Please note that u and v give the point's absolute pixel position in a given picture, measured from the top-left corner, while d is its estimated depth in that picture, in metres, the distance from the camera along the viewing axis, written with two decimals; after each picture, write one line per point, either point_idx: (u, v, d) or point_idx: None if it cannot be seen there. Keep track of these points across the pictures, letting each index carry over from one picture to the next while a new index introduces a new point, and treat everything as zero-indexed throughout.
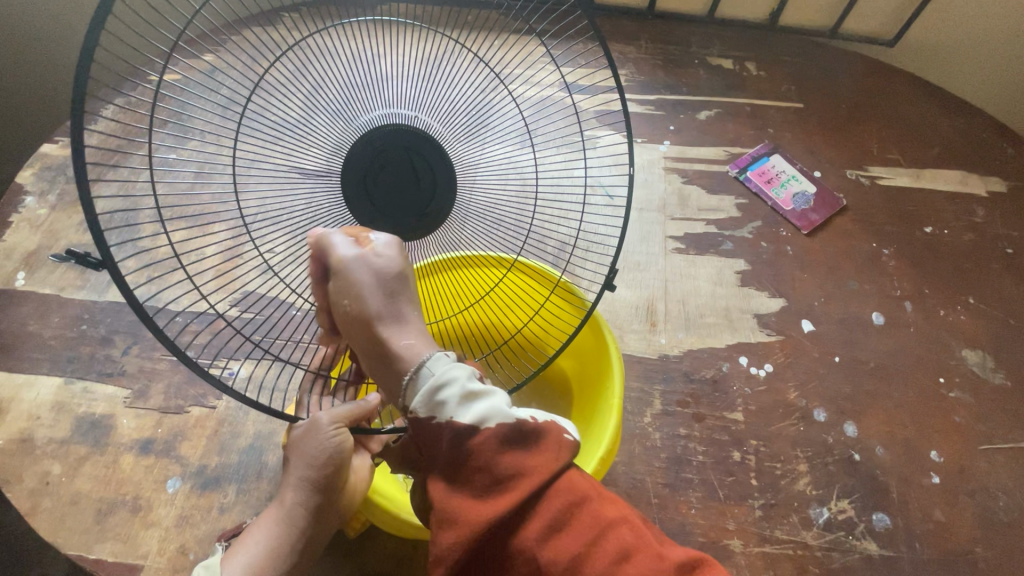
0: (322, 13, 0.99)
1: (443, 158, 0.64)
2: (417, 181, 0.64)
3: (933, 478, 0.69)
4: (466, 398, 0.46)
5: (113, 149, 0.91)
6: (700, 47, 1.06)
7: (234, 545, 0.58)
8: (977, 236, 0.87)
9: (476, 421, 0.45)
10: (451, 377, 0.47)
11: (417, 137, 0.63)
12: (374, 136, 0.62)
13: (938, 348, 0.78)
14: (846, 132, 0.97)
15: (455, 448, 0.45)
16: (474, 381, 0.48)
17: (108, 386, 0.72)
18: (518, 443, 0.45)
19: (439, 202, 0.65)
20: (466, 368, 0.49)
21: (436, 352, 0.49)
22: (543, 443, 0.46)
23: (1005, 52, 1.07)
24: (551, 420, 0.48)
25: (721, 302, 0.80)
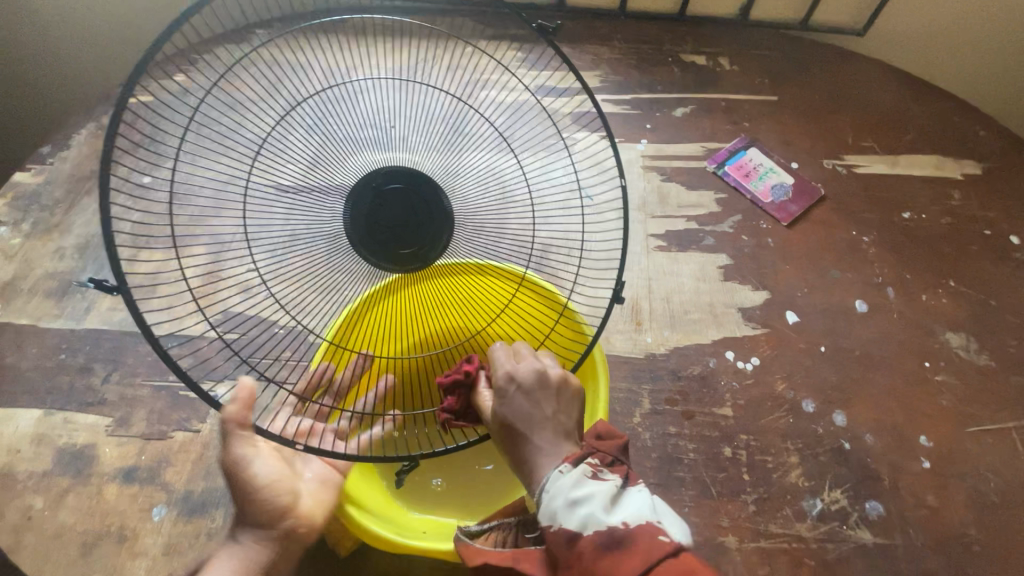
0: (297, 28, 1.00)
1: (438, 194, 0.64)
2: (411, 220, 0.63)
3: (924, 462, 0.69)
4: (574, 505, 0.46)
5: (86, 174, 0.90)
6: (673, 45, 1.07)
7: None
8: (954, 220, 0.88)
9: (578, 526, 0.44)
10: (558, 490, 0.47)
11: (414, 176, 0.63)
12: (372, 176, 0.62)
13: (922, 332, 0.78)
14: (820, 123, 0.97)
15: (566, 552, 0.45)
16: (583, 487, 0.46)
17: (89, 415, 0.70)
18: (615, 548, 0.43)
19: (434, 240, 0.64)
20: (574, 473, 0.48)
21: (551, 470, 0.49)
22: (635, 542, 0.42)
23: (984, 36, 1.09)
24: (649, 521, 0.44)
25: (705, 298, 0.80)
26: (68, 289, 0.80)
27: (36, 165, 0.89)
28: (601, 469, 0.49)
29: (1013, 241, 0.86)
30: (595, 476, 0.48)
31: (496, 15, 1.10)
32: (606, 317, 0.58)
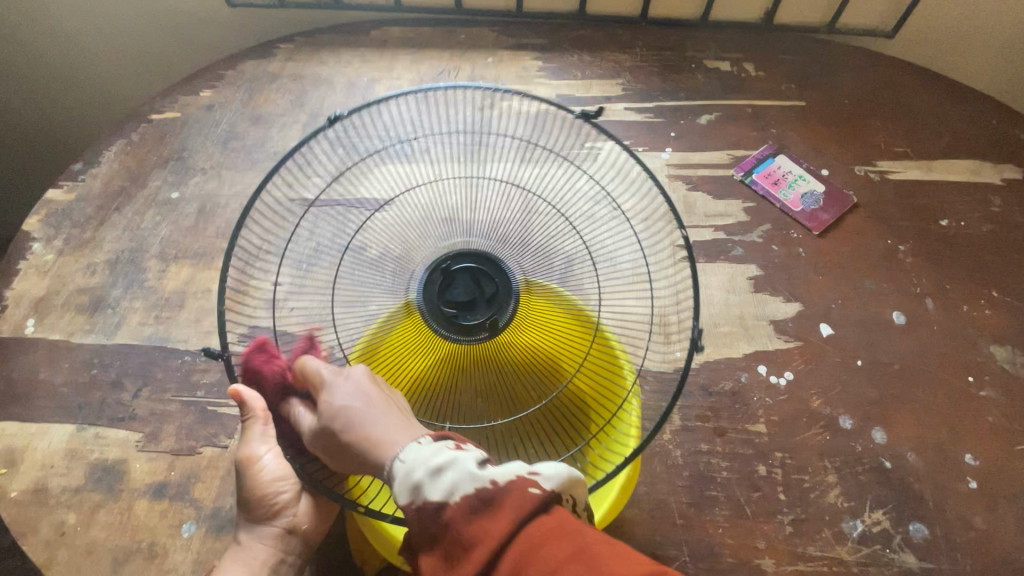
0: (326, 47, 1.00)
1: (504, 272, 0.68)
2: (479, 296, 0.67)
3: (970, 482, 0.66)
4: (435, 473, 0.46)
5: (117, 190, 0.91)
6: (696, 51, 1.05)
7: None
8: (995, 227, 0.84)
9: (444, 494, 0.45)
10: (419, 462, 0.48)
11: (481, 257, 0.68)
12: (443, 259, 0.68)
13: (964, 345, 0.75)
14: (851, 128, 0.95)
15: (436, 526, 0.44)
16: (444, 456, 0.47)
17: (120, 430, 0.71)
18: (482, 509, 0.44)
19: (502, 312, 0.66)
20: (428, 446, 0.49)
21: (409, 442, 0.51)
22: (504, 502, 0.43)
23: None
24: (519, 475, 0.45)
25: (735, 310, 0.78)
26: (99, 304, 0.81)
27: (69, 182, 0.92)
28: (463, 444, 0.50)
29: None
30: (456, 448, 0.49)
31: (516, 26, 1.10)
32: (688, 359, 0.57)
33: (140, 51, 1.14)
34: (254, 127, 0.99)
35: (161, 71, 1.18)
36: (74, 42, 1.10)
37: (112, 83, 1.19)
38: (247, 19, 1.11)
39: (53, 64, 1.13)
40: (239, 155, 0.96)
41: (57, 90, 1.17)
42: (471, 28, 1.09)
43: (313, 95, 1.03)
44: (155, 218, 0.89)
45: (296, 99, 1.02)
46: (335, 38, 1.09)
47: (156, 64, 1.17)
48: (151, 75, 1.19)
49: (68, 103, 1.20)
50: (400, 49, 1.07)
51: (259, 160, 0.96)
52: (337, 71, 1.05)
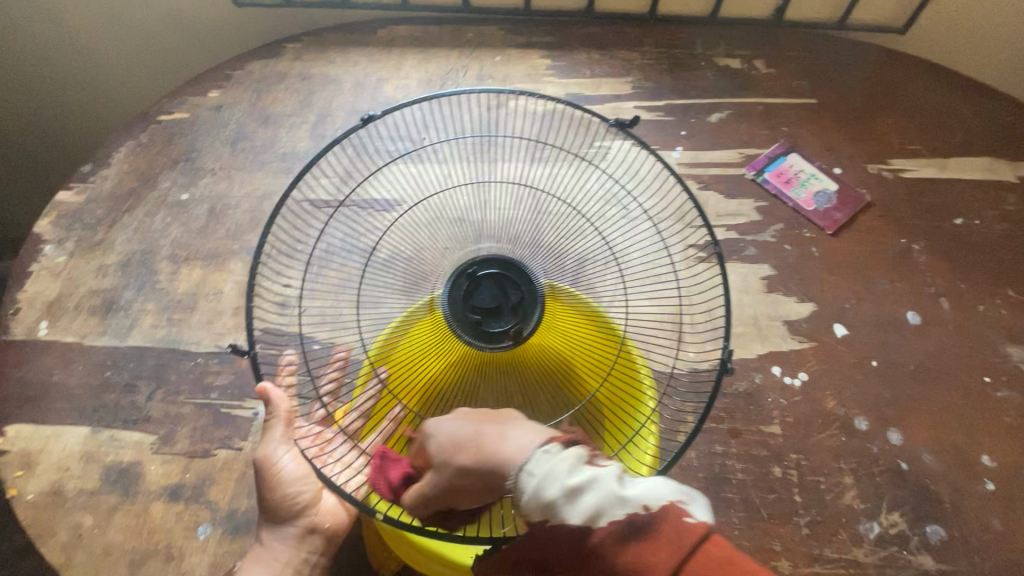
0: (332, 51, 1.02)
1: (529, 279, 0.67)
2: (505, 303, 0.66)
3: (988, 484, 0.65)
4: (576, 492, 0.46)
5: (127, 192, 0.91)
6: (705, 49, 1.05)
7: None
8: (1011, 226, 0.84)
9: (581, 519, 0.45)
10: (554, 475, 0.46)
11: (505, 262, 0.67)
12: (469, 264, 0.67)
13: (980, 345, 0.74)
14: (863, 126, 0.94)
15: (576, 543, 0.46)
16: (584, 473, 0.46)
17: (135, 432, 0.71)
18: (637, 537, 0.45)
19: (527, 320, 0.66)
20: (569, 457, 0.47)
21: (534, 450, 0.48)
22: (661, 530, 0.45)
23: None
24: (636, 512, 0.46)
25: (749, 310, 0.78)
26: (111, 307, 0.81)
27: (79, 184, 0.92)
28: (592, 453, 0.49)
29: None
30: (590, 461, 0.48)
31: (524, 24, 1.10)
32: (718, 382, 0.56)
33: (149, 53, 1.14)
34: (263, 127, 0.99)
35: (168, 73, 1.18)
36: (82, 42, 1.10)
37: (121, 84, 1.19)
38: (254, 19, 1.11)
39: (61, 66, 1.13)
40: (248, 156, 0.96)
41: (64, 91, 1.17)
42: (479, 26, 1.09)
43: (321, 95, 1.02)
44: (165, 219, 0.89)
45: (305, 99, 1.02)
46: (343, 37, 1.09)
47: (162, 63, 1.17)
48: (160, 76, 1.19)
49: (76, 105, 1.20)
50: (408, 48, 1.07)
51: (268, 161, 0.95)
52: (345, 71, 1.05)
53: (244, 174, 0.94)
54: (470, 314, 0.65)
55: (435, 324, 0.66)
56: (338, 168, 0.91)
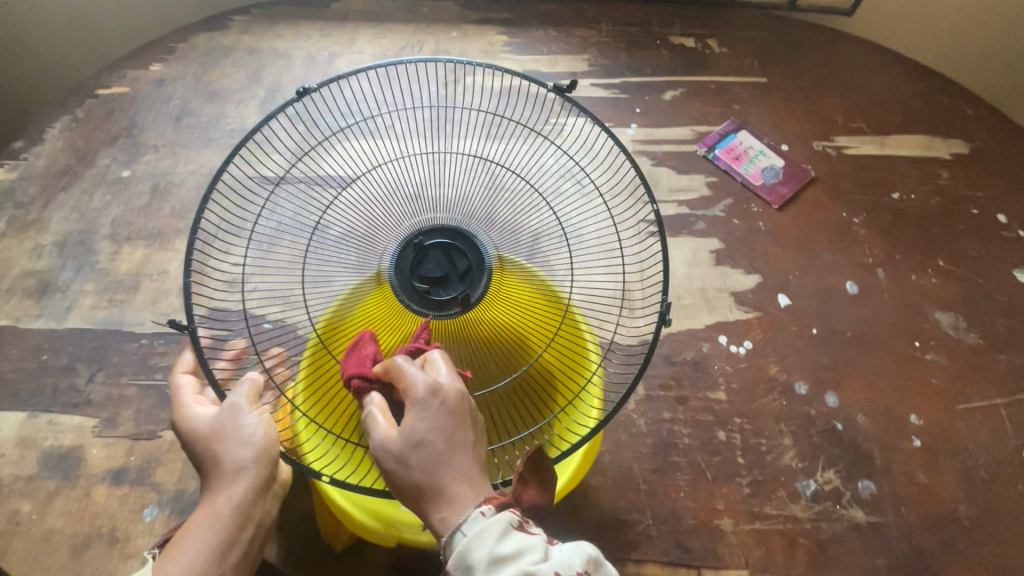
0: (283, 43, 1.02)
1: (476, 247, 0.66)
2: (452, 271, 0.66)
3: (915, 441, 0.69)
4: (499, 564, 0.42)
5: (62, 169, 0.87)
6: (661, 28, 1.05)
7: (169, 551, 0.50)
8: (943, 200, 0.88)
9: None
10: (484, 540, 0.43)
11: (453, 232, 0.67)
12: (415, 234, 0.67)
13: (912, 312, 0.78)
14: (810, 104, 0.97)
15: None
16: (511, 541, 0.43)
17: (75, 416, 0.69)
18: None
19: (475, 287, 0.65)
20: (500, 522, 0.44)
21: (472, 509, 0.44)
22: None
23: (997, 6, 1.05)
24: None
25: (698, 283, 0.80)
26: (48, 288, 0.78)
27: (10, 161, 0.87)
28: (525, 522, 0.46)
29: (1002, 220, 0.86)
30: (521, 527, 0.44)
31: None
32: (654, 341, 0.52)
33: (86, 27, 1.09)
34: (209, 102, 0.95)
35: (108, 47, 1.13)
36: (10, 13, 1.04)
37: (55, 59, 1.12)
38: None
39: None
40: (194, 132, 0.92)
41: None
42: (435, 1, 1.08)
43: (270, 69, 0.99)
44: (106, 197, 0.86)
45: (253, 73, 0.99)
46: (294, 11, 1.06)
47: (102, 37, 1.11)
48: (99, 51, 1.13)
49: (7, 80, 1.14)
50: (361, 22, 1.05)
51: (214, 137, 0.92)
52: (296, 45, 1.02)
53: (190, 150, 0.91)
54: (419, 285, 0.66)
55: (383, 293, 0.67)
56: (291, 146, 0.91)
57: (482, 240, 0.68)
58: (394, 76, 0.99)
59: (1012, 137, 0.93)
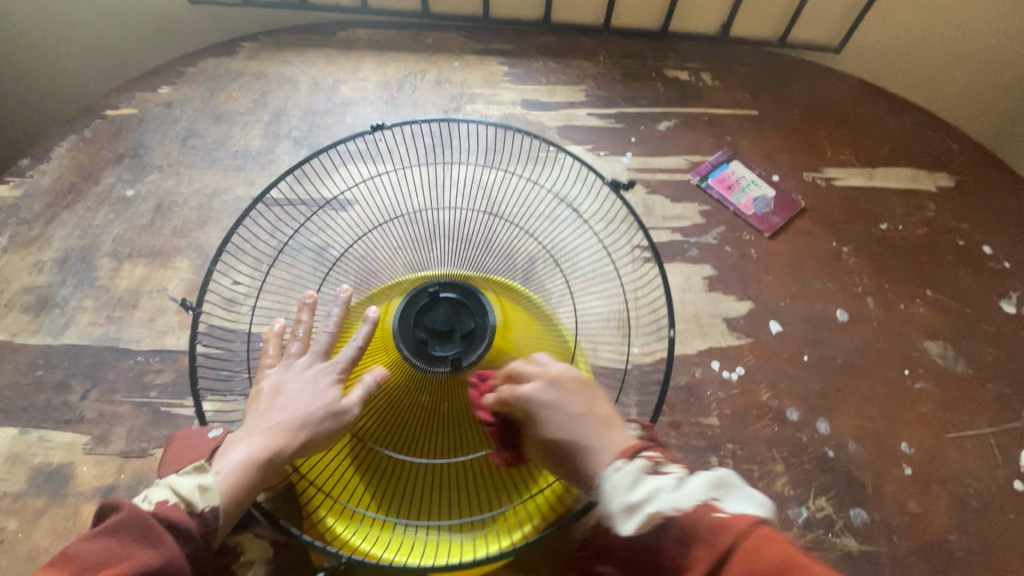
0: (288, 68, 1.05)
1: (485, 312, 0.65)
2: (457, 328, 0.64)
3: (906, 469, 0.69)
4: (632, 512, 0.47)
5: (67, 187, 0.89)
6: (656, 61, 1.09)
7: (218, 454, 0.56)
8: (930, 230, 0.90)
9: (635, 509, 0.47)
10: (616, 489, 0.49)
11: (469, 291, 0.66)
12: (431, 282, 0.66)
13: (901, 341, 0.79)
14: (800, 136, 1.00)
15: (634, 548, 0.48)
16: (643, 488, 0.48)
17: (66, 433, 0.69)
18: (676, 538, 0.46)
19: (471, 354, 0.64)
20: (632, 470, 0.49)
21: (608, 466, 0.51)
22: (696, 532, 0.45)
23: (979, 49, 1.09)
24: (704, 500, 0.46)
25: (691, 308, 0.81)
26: (46, 304, 0.78)
27: (15, 179, 0.89)
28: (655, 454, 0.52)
29: (986, 251, 0.88)
30: (655, 470, 0.49)
31: (482, 31, 1.12)
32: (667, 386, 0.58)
33: (96, 52, 1.12)
34: (215, 124, 0.98)
35: (116, 69, 1.16)
36: (25, 37, 1.07)
37: (62, 79, 1.15)
38: (211, 18, 1.11)
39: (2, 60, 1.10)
40: (199, 153, 0.94)
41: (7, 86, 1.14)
42: (438, 32, 1.11)
43: (276, 93, 1.02)
44: (109, 215, 0.87)
45: (259, 97, 1.01)
46: (301, 39, 1.09)
47: (112, 60, 1.14)
48: (109, 74, 1.16)
49: (19, 101, 1.17)
50: (367, 50, 1.08)
51: (219, 159, 0.94)
52: (302, 71, 1.05)
53: (195, 171, 0.92)
54: (419, 334, 0.64)
55: (382, 336, 0.66)
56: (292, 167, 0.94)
57: (489, 302, 0.67)
58: (397, 105, 1.02)
59: (994, 172, 0.96)
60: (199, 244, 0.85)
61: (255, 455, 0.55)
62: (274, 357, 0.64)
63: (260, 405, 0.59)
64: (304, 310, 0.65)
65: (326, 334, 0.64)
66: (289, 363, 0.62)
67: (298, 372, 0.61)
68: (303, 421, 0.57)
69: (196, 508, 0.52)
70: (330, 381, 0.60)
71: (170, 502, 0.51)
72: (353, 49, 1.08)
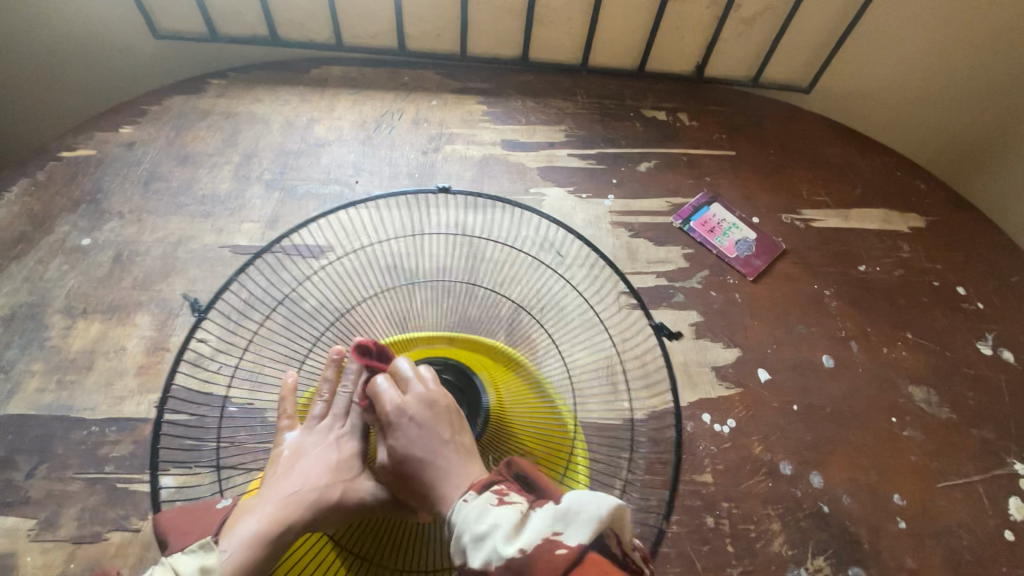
0: (259, 107, 1.01)
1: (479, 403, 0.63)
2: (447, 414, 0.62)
3: (900, 523, 0.69)
4: (478, 536, 0.42)
5: (16, 237, 0.83)
6: (634, 101, 1.10)
7: (225, 529, 0.51)
8: (906, 272, 0.92)
9: (485, 528, 0.42)
10: (465, 523, 0.44)
11: (470, 378, 0.64)
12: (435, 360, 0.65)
13: (887, 387, 0.80)
14: (777, 177, 1.01)
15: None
16: (486, 516, 0.43)
17: (9, 517, 0.62)
18: (527, 571, 0.39)
19: None
20: (479, 502, 0.45)
21: (457, 499, 0.47)
22: (540, 558, 0.39)
23: (950, 88, 1.09)
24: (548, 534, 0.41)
25: (679, 357, 0.80)
26: None
27: None
28: (512, 492, 0.46)
29: (961, 292, 0.90)
30: (500, 502, 0.45)
31: (460, 69, 1.11)
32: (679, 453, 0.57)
33: (48, 87, 1.06)
34: (181, 166, 0.93)
35: (72, 105, 1.10)
36: None
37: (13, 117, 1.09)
38: (176, 54, 1.06)
39: None
40: (163, 198, 0.89)
41: None
42: (415, 69, 1.10)
43: (246, 133, 0.98)
44: (62, 266, 0.81)
45: (228, 138, 0.97)
46: (272, 76, 1.06)
47: (68, 97, 1.09)
48: (64, 110, 1.11)
49: None
50: (342, 88, 1.06)
51: (184, 204, 0.89)
52: (273, 109, 1.01)
53: (158, 217, 0.87)
54: None
55: None
56: (263, 213, 0.90)
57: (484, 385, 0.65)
58: (373, 145, 1.00)
59: (963, 212, 0.99)
60: (161, 296, 0.80)
61: (268, 532, 0.51)
62: (291, 415, 0.60)
63: (279, 471, 0.56)
64: (331, 367, 0.61)
65: (347, 396, 0.60)
66: (311, 426, 0.59)
67: (321, 436, 0.58)
68: (318, 494, 0.54)
69: None
70: (349, 446, 0.58)
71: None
72: (328, 86, 1.05)
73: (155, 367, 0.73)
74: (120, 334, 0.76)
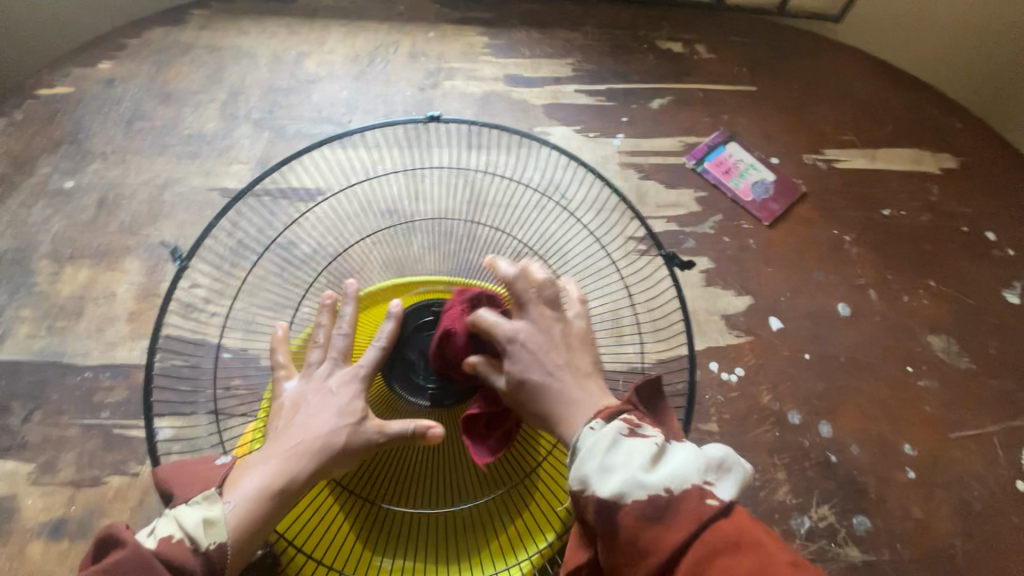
0: (244, 41, 0.94)
1: None
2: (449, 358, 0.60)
3: (909, 473, 0.67)
4: (607, 471, 0.42)
5: None
6: (648, 31, 1.01)
7: (230, 483, 0.48)
8: (934, 216, 0.86)
9: (612, 464, 0.42)
10: (593, 449, 0.43)
11: None
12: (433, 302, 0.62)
13: (905, 336, 0.76)
14: (801, 114, 0.94)
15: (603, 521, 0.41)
16: (621, 449, 0.42)
17: (8, 461, 0.62)
18: (658, 519, 0.39)
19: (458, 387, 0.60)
20: (609, 432, 0.44)
21: (584, 426, 0.46)
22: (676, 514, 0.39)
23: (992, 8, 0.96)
24: (692, 483, 0.40)
25: (687, 305, 0.77)
26: None
27: None
28: (639, 423, 0.45)
29: (991, 238, 0.84)
30: (631, 433, 0.44)
31: None
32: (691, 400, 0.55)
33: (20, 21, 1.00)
34: (164, 105, 0.88)
35: (49, 43, 1.04)
36: None
37: None
38: None
39: None
40: (147, 138, 0.85)
41: None
42: None
43: (232, 69, 0.92)
44: (45, 211, 0.78)
45: (213, 73, 0.91)
46: (257, 6, 0.98)
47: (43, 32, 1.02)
48: (39, 47, 1.04)
49: None
50: (332, 19, 0.98)
51: (169, 144, 0.85)
52: (260, 43, 0.95)
53: (142, 159, 0.83)
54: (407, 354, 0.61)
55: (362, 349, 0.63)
56: (252, 153, 0.85)
57: None
58: (367, 80, 0.93)
59: (1001, 151, 0.91)
60: (150, 240, 0.77)
61: (274, 483, 0.48)
62: (286, 365, 0.57)
63: (281, 423, 0.52)
64: (325, 312, 0.58)
65: (345, 339, 0.57)
66: (310, 373, 0.55)
67: (320, 383, 0.54)
68: (323, 440, 0.50)
69: (200, 545, 0.44)
70: (352, 392, 0.54)
71: (174, 539, 0.43)
72: (316, 17, 0.98)
73: (147, 314, 0.71)
74: (109, 280, 0.74)
